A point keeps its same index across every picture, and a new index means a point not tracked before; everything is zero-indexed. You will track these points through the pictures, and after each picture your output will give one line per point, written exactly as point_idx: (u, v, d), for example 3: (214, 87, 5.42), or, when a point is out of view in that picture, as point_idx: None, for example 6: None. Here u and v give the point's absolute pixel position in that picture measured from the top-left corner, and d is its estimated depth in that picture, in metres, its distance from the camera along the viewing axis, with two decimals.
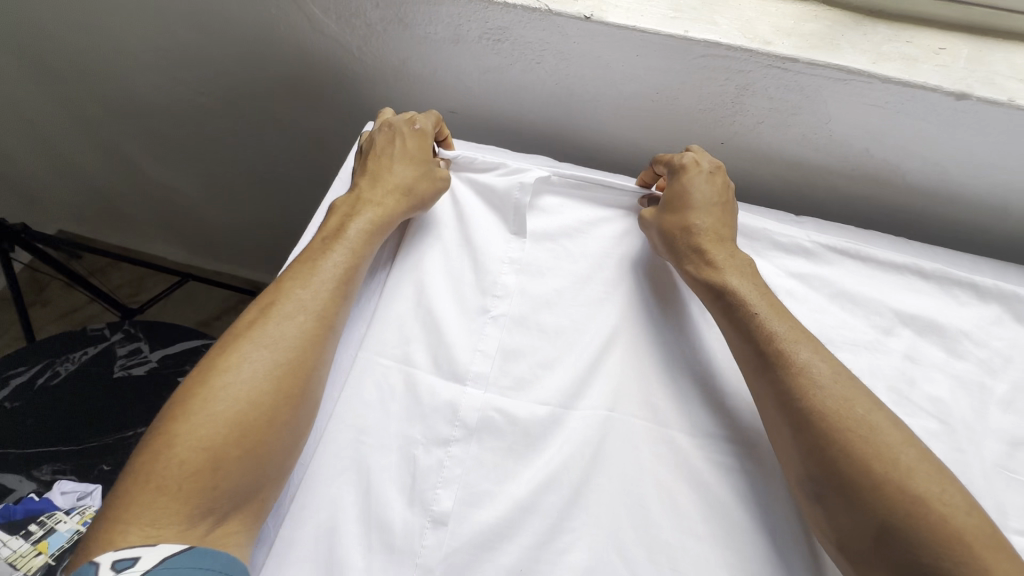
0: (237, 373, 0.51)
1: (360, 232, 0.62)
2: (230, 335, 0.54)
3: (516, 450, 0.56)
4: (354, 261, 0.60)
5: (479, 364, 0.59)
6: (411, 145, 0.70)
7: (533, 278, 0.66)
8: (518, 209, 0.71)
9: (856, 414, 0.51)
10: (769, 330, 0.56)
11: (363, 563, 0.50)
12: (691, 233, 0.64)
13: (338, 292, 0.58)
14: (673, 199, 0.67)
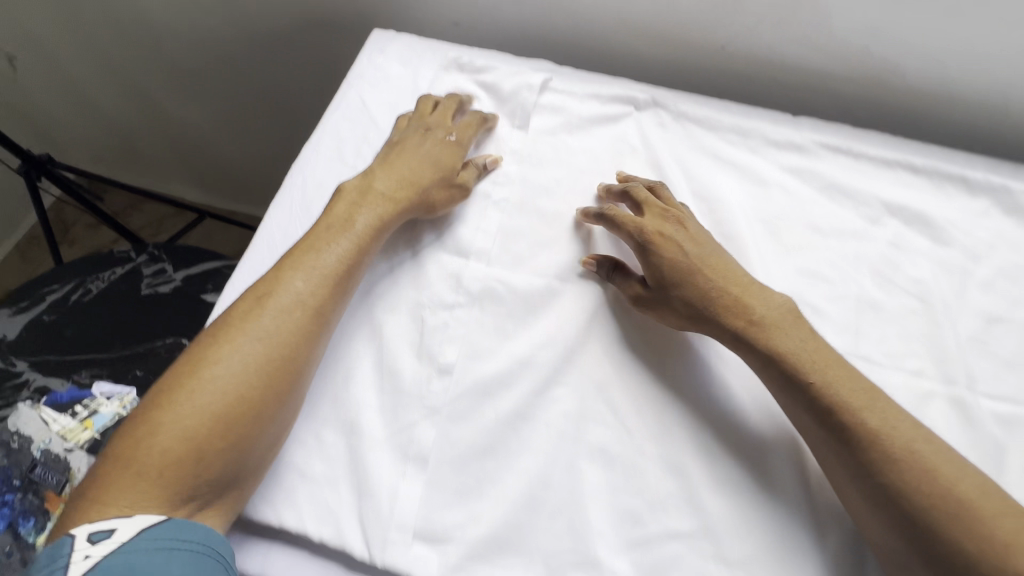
0: (227, 363, 0.50)
1: (367, 224, 0.60)
2: (224, 319, 0.54)
3: (514, 315, 0.61)
4: (356, 257, 0.58)
5: (482, 241, 0.64)
6: (445, 154, 0.67)
7: (533, 167, 0.70)
8: (523, 106, 0.74)
9: (912, 452, 0.49)
10: (804, 371, 0.53)
11: (376, 401, 0.56)
12: (704, 288, 0.58)
13: (333, 286, 0.56)
14: (675, 272, 0.58)
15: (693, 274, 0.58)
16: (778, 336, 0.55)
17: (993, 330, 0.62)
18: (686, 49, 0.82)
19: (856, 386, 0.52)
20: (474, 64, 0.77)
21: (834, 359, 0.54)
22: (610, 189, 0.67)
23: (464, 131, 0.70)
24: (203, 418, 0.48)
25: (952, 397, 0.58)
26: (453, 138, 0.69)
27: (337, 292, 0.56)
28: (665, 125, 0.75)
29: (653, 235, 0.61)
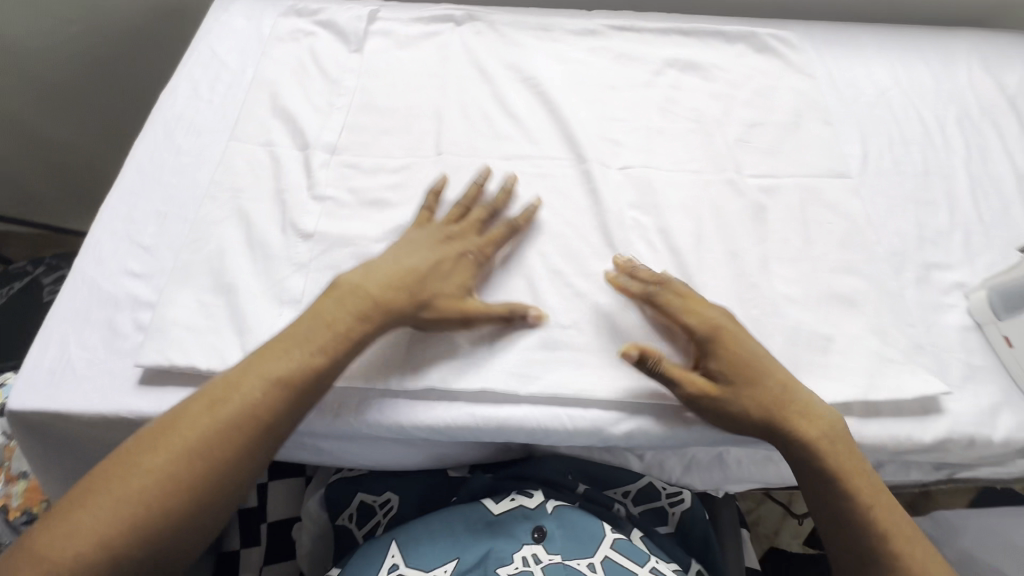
0: (169, 460, 0.47)
1: (349, 324, 0.54)
2: (183, 405, 0.50)
3: (365, 188, 0.71)
4: (327, 368, 0.52)
5: (329, 136, 0.74)
6: (463, 271, 0.61)
7: (370, 78, 0.81)
8: (356, 34, 0.85)
9: (867, 496, 0.54)
10: (824, 462, 0.54)
11: (250, 267, 0.64)
12: (765, 402, 0.55)
13: (293, 393, 0.51)
14: (745, 398, 0.55)
15: (757, 395, 0.55)
16: (802, 422, 0.55)
17: (753, 133, 0.78)
18: None
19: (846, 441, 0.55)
20: (310, 9, 0.88)
21: (839, 431, 0.55)
22: (660, 282, 0.60)
23: (489, 245, 0.63)
24: (128, 513, 0.44)
25: (725, 181, 0.73)
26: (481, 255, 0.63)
27: (299, 400, 0.51)
28: (480, 30, 0.88)
29: (730, 362, 0.56)
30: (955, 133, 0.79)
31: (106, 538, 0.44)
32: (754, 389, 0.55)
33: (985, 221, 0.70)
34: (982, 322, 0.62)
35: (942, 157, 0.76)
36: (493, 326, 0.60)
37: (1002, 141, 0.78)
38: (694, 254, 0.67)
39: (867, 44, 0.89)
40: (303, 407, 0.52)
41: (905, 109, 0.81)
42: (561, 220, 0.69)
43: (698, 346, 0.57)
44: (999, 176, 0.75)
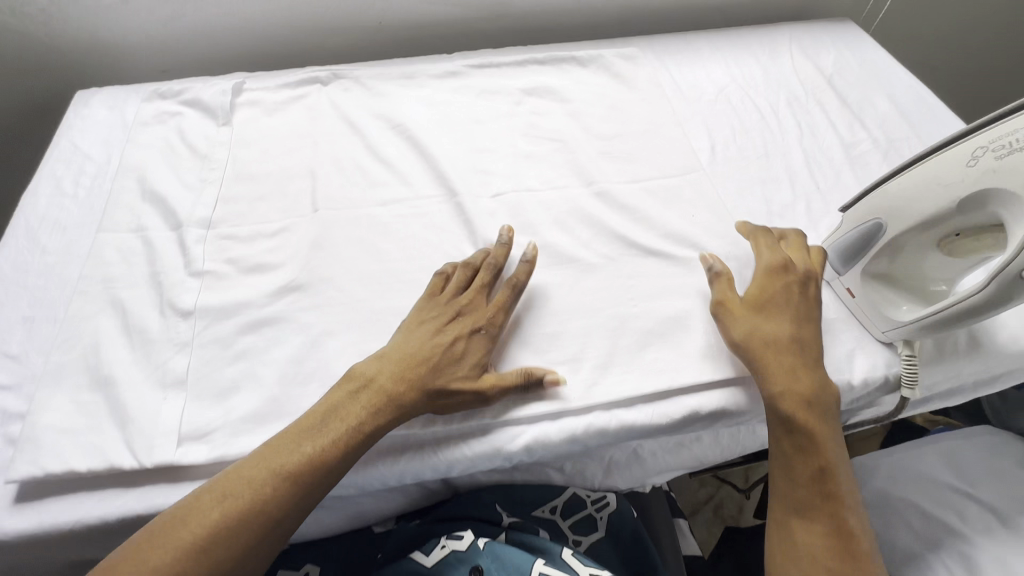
0: (164, 556, 0.46)
1: (380, 398, 0.55)
2: (204, 490, 0.49)
3: (244, 255, 0.71)
4: (335, 463, 0.52)
5: (202, 211, 0.75)
6: (471, 352, 0.59)
7: (241, 149, 0.83)
8: (222, 108, 0.87)
9: (841, 511, 0.54)
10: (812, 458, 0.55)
11: (128, 355, 0.62)
12: (771, 350, 0.59)
13: (297, 488, 0.50)
14: (755, 330, 0.60)
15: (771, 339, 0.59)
16: (784, 380, 0.58)
17: (612, 143, 0.84)
18: (356, 34, 1.01)
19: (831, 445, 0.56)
20: (174, 90, 0.89)
21: (826, 435, 0.56)
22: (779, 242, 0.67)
23: (500, 314, 0.62)
24: None
25: (593, 191, 0.78)
26: (492, 327, 0.61)
27: (301, 493, 0.50)
28: (347, 86, 0.91)
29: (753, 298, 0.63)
30: (788, 115, 0.88)
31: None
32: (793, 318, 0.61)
33: (821, 189, 0.78)
34: (830, 279, 0.68)
35: (779, 139, 0.84)
36: (510, 396, 0.59)
37: (828, 116, 0.87)
38: (572, 263, 0.70)
39: (703, 49, 0.99)
40: (302, 503, 0.51)
41: (742, 101, 0.90)
42: (441, 254, 0.71)
43: (773, 283, 0.63)
44: (829, 147, 0.83)
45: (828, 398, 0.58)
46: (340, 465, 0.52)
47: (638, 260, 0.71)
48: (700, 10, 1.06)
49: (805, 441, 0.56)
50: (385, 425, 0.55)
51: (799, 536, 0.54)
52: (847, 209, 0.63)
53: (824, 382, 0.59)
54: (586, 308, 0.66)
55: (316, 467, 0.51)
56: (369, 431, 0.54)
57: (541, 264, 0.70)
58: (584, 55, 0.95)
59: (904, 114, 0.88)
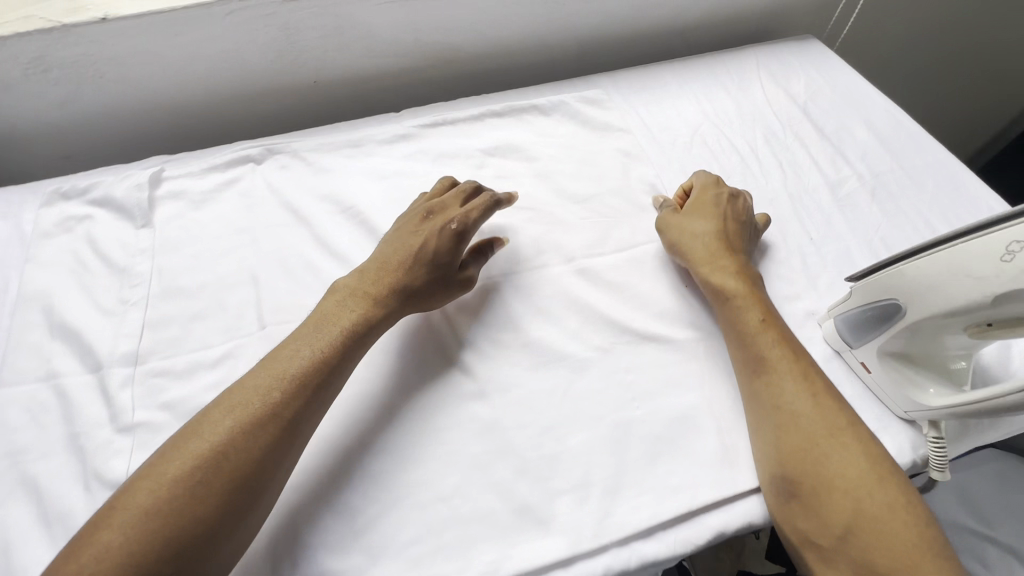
0: (199, 443, 0.50)
1: (375, 288, 0.62)
2: (211, 406, 0.53)
3: (182, 396, 0.61)
4: (336, 359, 0.57)
5: (127, 344, 0.64)
6: (436, 241, 0.65)
7: (168, 255, 0.71)
8: (140, 206, 0.75)
9: (816, 418, 0.53)
10: (762, 347, 0.58)
11: (50, 553, 0.52)
12: (696, 249, 0.67)
13: (302, 387, 0.54)
14: (693, 241, 0.67)
15: (690, 252, 0.67)
16: (717, 275, 0.64)
17: (588, 205, 0.77)
18: (289, 95, 0.90)
19: (790, 350, 0.58)
20: (78, 187, 0.76)
21: (783, 342, 0.58)
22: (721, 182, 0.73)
23: (472, 214, 0.67)
24: (156, 513, 0.46)
25: (575, 268, 0.70)
26: (460, 222, 0.66)
27: (306, 397, 0.54)
28: (284, 163, 0.81)
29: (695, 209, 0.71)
30: (767, 154, 0.82)
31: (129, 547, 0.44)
32: (727, 238, 0.67)
33: (814, 239, 0.73)
34: (840, 350, 0.63)
35: (763, 183, 0.79)
36: (473, 262, 0.67)
37: (809, 151, 0.82)
38: (562, 362, 0.63)
39: (670, 82, 0.92)
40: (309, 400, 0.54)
41: (718, 140, 0.84)
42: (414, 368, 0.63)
43: (709, 214, 0.70)
44: (816, 188, 0.78)
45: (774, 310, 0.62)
46: (337, 363, 0.57)
47: (634, 349, 0.64)
48: (662, 35, 0.99)
49: (761, 355, 0.58)
50: (374, 328, 0.60)
51: (777, 447, 0.53)
52: (857, 281, 0.58)
53: (768, 299, 0.64)
54: (584, 418, 0.59)
55: (316, 368, 0.56)
56: (361, 332, 0.59)
57: (527, 368, 0.63)
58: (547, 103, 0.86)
59: (885, 143, 0.83)
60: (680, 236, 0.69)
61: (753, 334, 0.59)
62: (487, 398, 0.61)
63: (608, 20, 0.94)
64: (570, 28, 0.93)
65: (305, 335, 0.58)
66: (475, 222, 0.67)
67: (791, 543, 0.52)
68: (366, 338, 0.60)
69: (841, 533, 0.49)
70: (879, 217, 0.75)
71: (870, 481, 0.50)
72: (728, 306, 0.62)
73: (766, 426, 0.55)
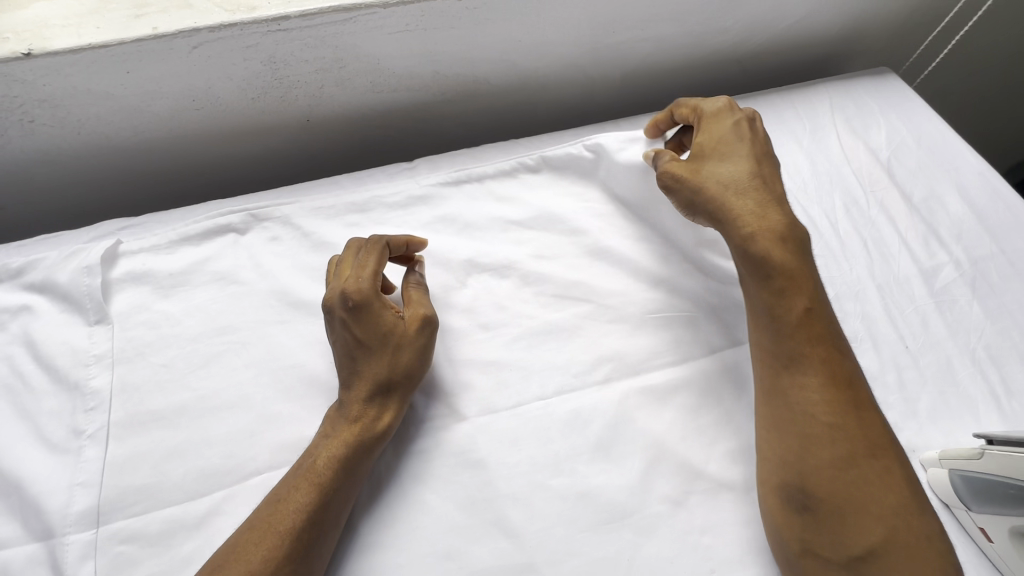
0: None
1: (350, 408, 0.52)
2: (203, 566, 0.45)
3: (156, 575, 0.48)
4: (329, 487, 0.48)
5: (83, 499, 0.50)
6: (353, 327, 0.53)
7: (131, 364, 0.56)
8: (92, 295, 0.58)
9: (854, 435, 0.49)
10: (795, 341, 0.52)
11: None
12: (731, 195, 0.57)
13: (292, 541, 0.46)
14: (719, 189, 0.57)
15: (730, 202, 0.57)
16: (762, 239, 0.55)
17: (652, 297, 0.63)
18: (276, 134, 0.73)
19: (831, 349, 0.52)
20: (10, 266, 0.60)
21: (824, 333, 0.52)
22: (736, 104, 0.62)
23: (364, 274, 0.54)
24: None
25: (639, 386, 0.57)
26: (353, 295, 0.53)
27: (300, 551, 0.46)
28: (275, 231, 0.64)
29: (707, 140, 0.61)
30: (849, 230, 0.70)
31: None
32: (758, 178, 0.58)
33: (912, 348, 0.62)
34: (950, 503, 0.54)
35: (846, 269, 0.67)
36: (422, 317, 0.55)
37: (896, 229, 0.71)
38: (627, 521, 0.51)
39: None
40: (297, 562, 0.46)
41: (793, 211, 0.72)
42: (446, 529, 0.51)
43: (734, 155, 0.59)
44: (907, 279, 0.67)
45: (820, 292, 0.54)
46: (326, 498, 0.48)
47: (711, 501, 0.53)
48: (721, 62, 0.84)
49: (797, 353, 0.52)
50: (362, 451, 0.50)
51: (801, 456, 0.49)
52: (999, 445, 0.49)
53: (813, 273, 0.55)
54: None
55: (302, 512, 0.47)
56: (344, 462, 0.49)
57: (585, 531, 0.51)
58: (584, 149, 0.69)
59: (982, 219, 0.72)
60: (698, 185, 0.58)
61: (794, 329, 0.52)
62: (538, 573, 0.49)
63: (661, 51, 0.78)
64: (616, 58, 0.77)
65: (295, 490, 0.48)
66: (372, 278, 0.54)
67: (794, 558, 0.48)
68: (356, 466, 0.50)
69: (860, 555, 0.46)
70: (981, 319, 0.64)
71: (891, 513, 0.46)
72: (766, 286, 0.54)
73: (792, 438, 0.50)
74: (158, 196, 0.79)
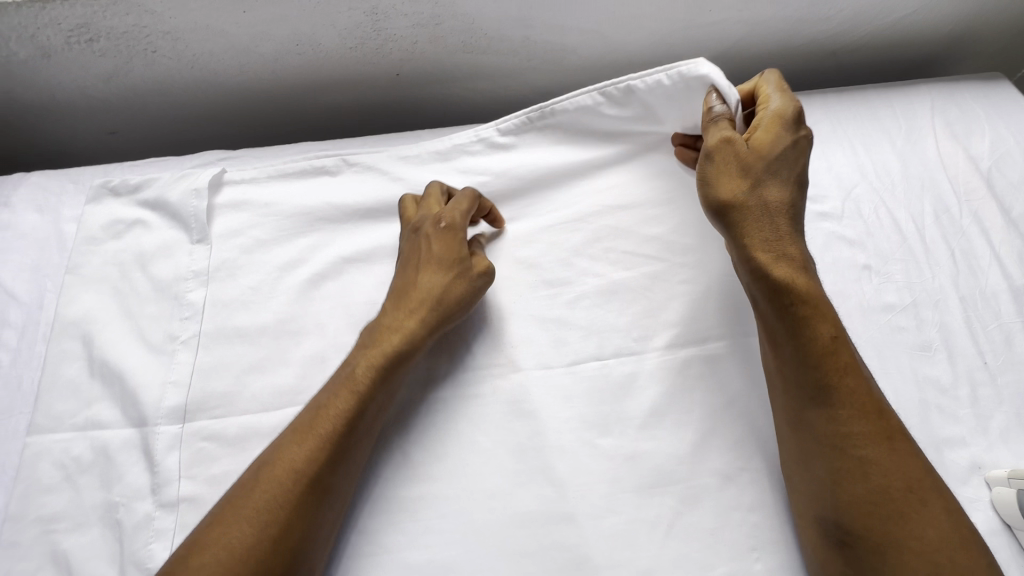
0: (241, 520, 0.45)
1: (394, 318, 0.54)
2: (247, 470, 0.48)
3: (232, 471, 0.53)
4: (363, 397, 0.51)
5: (173, 396, 0.55)
6: (436, 244, 0.57)
7: (223, 282, 0.61)
8: (196, 216, 0.63)
9: (885, 469, 0.45)
10: (821, 369, 0.48)
11: None
12: (758, 212, 0.53)
13: (328, 442, 0.48)
14: (752, 204, 0.53)
15: (759, 218, 0.52)
16: (783, 265, 0.51)
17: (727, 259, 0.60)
18: (365, 86, 0.76)
19: (860, 381, 0.48)
20: (128, 183, 0.66)
21: (853, 366, 0.48)
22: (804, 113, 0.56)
23: (458, 208, 0.59)
24: None
25: (700, 355, 0.57)
26: (446, 217, 0.58)
27: (334, 453, 0.48)
28: (362, 176, 0.67)
29: (757, 145, 0.54)
30: (936, 237, 0.67)
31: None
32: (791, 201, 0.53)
33: (991, 364, 0.60)
34: (1014, 524, 0.52)
35: (928, 277, 0.65)
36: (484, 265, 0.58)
37: (989, 241, 0.67)
38: (671, 489, 0.52)
39: (820, 122, 0.76)
40: (332, 458, 0.48)
41: (876, 212, 0.69)
42: (495, 471, 0.53)
43: (780, 164, 0.54)
44: (994, 293, 0.64)
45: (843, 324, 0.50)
46: (363, 405, 0.50)
47: (760, 484, 0.52)
48: (816, 53, 0.81)
49: (823, 385, 0.48)
50: (394, 363, 0.52)
51: (833, 490, 0.46)
52: None
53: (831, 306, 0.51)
54: (691, 568, 0.50)
55: (341, 417, 0.49)
56: (380, 372, 0.52)
57: (628, 492, 0.52)
58: (687, 73, 0.58)
59: None
60: (725, 194, 0.53)
61: (812, 361, 0.48)
62: (579, 524, 0.51)
63: (755, 34, 0.76)
64: (708, 38, 0.76)
65: (326, 401, 0.50)
66: (466, 212, 0.59)
67: None
68: (390, 376, 0.52)
69: None
70: None
71: (943, 547, 0.43)
72: (787, 311, 0.50)
73: (819, 471, 0.47)
74: (252, 138, 0.84)
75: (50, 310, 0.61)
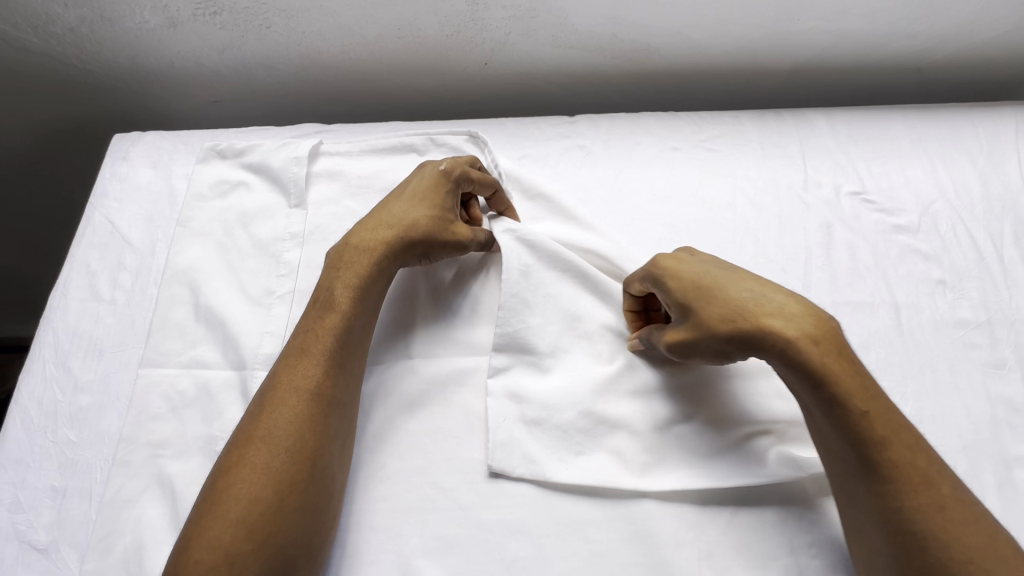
0: (271, 424, 0.49)
1: (362, 243, 0.58)
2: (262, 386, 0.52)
3: None
4: (349, 318, 0.54)
5: (270, 345, 0.59)
6: (427, 188, 0.61)
7: (318, 245, 0.65)
8: (296, 181, 0.67)
9: (939, 507, 0.42)
10: (868, 442, 0.44)
11: None
12: (753, 316, 0.48)
13: (328, 354, 0.52)
14: (740, 312, 0.48)
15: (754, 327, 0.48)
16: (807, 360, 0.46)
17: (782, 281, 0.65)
18: (453, 73, 0.80)
19: (906, 438, 0.44)
20: (236, 148, 0.71)
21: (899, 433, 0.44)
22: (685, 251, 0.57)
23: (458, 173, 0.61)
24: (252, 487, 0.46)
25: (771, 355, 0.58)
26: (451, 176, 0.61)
27: (335, 363, 0.52)
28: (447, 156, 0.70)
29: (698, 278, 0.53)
30: (1015, 259, 0.67)
31: (222, 532, 0.44)
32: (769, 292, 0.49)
33: None
34: None
35: (1005, 297, 0.64)
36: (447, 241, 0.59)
37: None
38: None
39: (900, 137, 0.76)
40: (336, 367, 0.52)
41: (954, 230, 0.69)
42: (565, 441, 0.55)
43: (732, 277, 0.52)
44: None
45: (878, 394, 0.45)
46: (351, 322, 0.54)
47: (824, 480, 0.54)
48: (898, 69, 0.81)
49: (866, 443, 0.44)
50: (367, 283, 0.56)
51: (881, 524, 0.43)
52: None
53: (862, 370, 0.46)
54: (754, 556, 0.51)
55: (334, 332, 0.53)
56: (359, 292, 0.56)
57: None
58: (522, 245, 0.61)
59: None
60: (717, 316, 0.49)
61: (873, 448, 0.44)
62: (645, 501, 0.53)
63: (839, 46, 0.77)
64: (792, 48, 0.77)
65: (316, 323, 0.54)
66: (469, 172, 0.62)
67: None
68: (370, 294, 0.56)
69: None
70: None
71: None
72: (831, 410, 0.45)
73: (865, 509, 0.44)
74: (339, 117, 0.89)
75: (161, 258, 0.66)
